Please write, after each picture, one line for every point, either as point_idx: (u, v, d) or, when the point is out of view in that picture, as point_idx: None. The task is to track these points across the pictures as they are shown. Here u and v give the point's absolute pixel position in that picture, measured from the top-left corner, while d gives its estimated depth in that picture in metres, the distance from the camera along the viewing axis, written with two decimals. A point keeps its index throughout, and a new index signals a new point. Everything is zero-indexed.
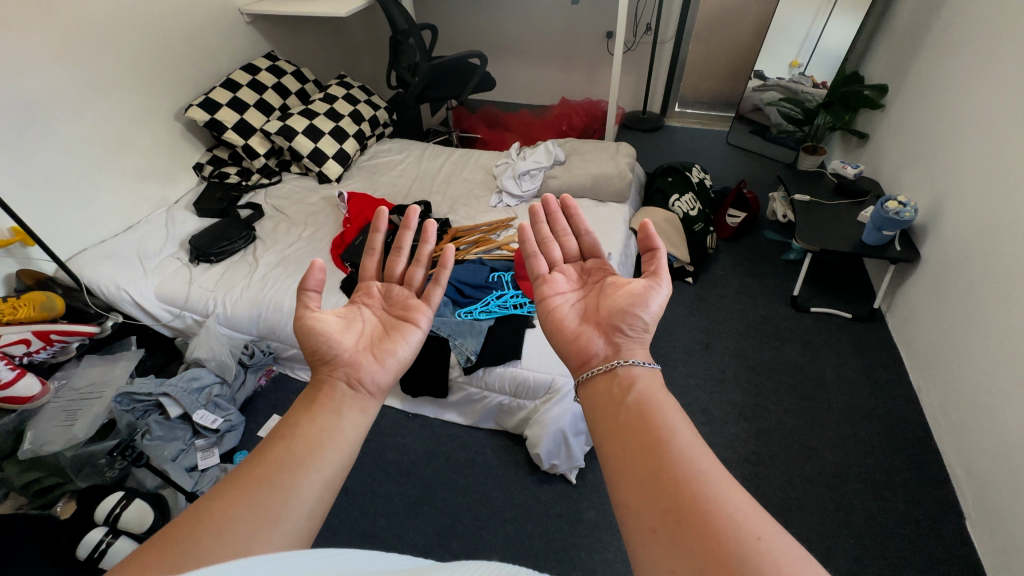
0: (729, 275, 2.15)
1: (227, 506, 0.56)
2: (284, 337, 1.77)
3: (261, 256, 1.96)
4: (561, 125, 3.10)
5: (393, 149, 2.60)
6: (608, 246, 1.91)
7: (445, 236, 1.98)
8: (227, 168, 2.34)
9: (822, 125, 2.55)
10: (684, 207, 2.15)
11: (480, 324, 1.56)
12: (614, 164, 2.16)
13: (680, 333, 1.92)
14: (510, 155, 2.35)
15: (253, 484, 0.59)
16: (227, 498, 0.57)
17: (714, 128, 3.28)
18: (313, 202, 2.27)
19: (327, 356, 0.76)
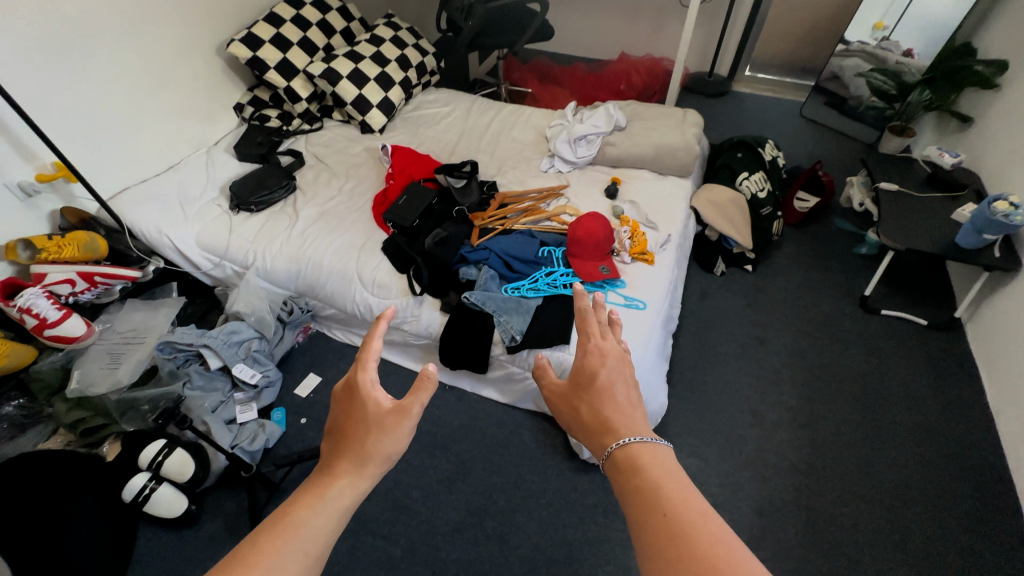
0: (792, 266, 2.00)
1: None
2: (323, 297, 1.73)
3: (301, 208, 1.90)
4: (619, 84, 2.87)
5: (439, 100, 2.45)
6: (667, 227, 1.77)
7: (493, 201, 1.86)
8: (268, 110, 2.25)
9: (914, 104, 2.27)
10: (752, 188, 1.96)
11: (528, 303, 1.49)
12: (681, 135, 1.98)
13: (735, 325, 1.80)
14: (565, 116, 2.18)
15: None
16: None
17: (786, 98, 2.98)
18: (355, 154, 2.17)
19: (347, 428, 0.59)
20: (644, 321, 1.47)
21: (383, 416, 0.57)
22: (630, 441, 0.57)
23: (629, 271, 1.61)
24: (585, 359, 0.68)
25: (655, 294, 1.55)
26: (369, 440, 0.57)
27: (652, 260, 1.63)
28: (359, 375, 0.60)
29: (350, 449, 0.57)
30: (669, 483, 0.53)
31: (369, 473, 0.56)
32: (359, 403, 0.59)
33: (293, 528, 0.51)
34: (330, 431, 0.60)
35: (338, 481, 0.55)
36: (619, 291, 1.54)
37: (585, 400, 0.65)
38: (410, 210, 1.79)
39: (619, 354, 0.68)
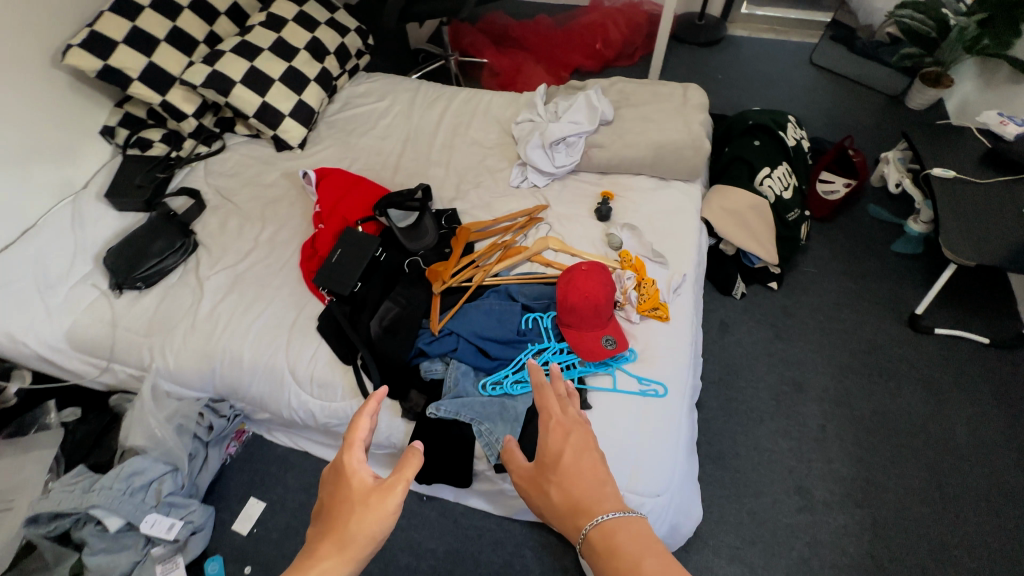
0: (824, 275, 1.66)
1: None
2: (251, 400, 1.34)
3: (206, 276, 1.45)
4: (594, 42, 2.34)
5: (372, 92, 1.92)
6: (679, 261, 1.40)
7: (453, 242, 1.44)
8: (148, 132, 1.72)
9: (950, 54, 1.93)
10: (776, 187, 1.57)
11: (516, 406, 1.14)
12: (684, 128, 1.55)
13: (766, 366, 1.49)
14: (535, 107, 1.70)
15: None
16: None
17: (791, 40, 2.51)
18: (271, 184, 1.68)
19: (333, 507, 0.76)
20: (668, 416, 1.13)
21: (365, 496, 0.75)
22: (600, 517, 0.78)
23: (639, 336, 1.25)
24: (552, 448, 0.86)
25: (675, 367, 1.21)
26: (352, 519, 0.73)
27: (667, 316, 1.27)
28: (349, 460, 0.78)
29: (336, 532, 0.73)
30: (631, 545, 0.75)
31: (350, 553, 0.72)
32: (347, 484, 0.76)
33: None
34: (320, 513, 0.76)
35: (321, 560, 0.71)
36: (630, 371, 1.19)
37: (560, 494, 0.82)
38: (348, 271, 1.37)
39: (578, 433, 0.88)
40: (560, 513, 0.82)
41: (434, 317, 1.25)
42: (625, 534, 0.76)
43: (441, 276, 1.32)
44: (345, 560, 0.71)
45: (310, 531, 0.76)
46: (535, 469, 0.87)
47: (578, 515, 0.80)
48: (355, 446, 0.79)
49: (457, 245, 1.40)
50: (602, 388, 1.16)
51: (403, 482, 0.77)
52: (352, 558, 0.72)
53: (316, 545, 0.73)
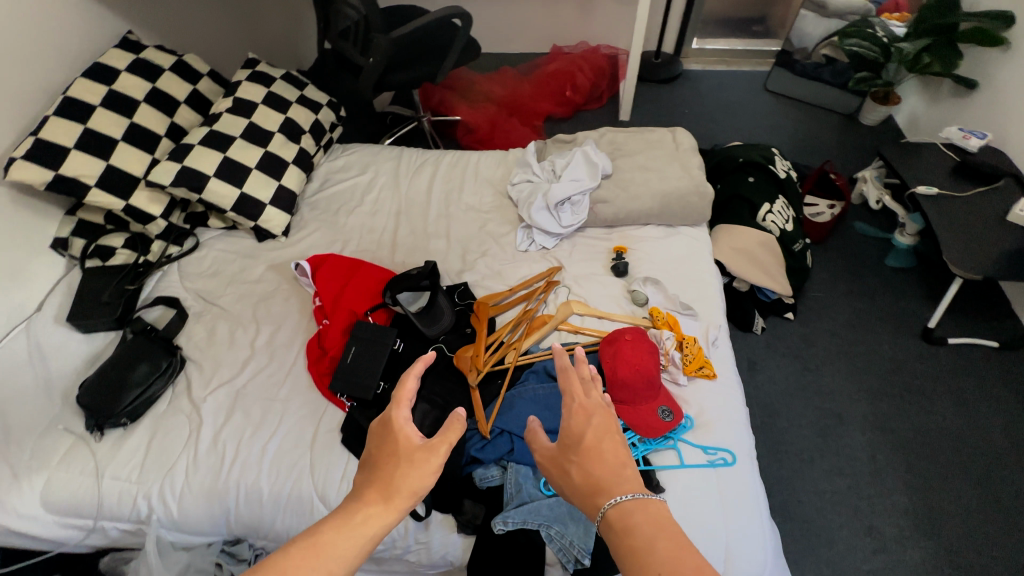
0: (832, 298, 1.69)
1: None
2: (274, 536, 1.18)
3: (202, 398, 1.29)
4: (562, 90, 2.36)
5: (352, 166, 1.83)
6: (707, 310, 1.38)
7: (473, 321, 1.35)
8: (109, 238, 1.54)
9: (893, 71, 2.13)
10: (778, 221, 1.60)
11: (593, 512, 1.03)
12: (684, 174, 1.56)
13: (802, 401, 1.48)
14: (530, 166, 1.67)
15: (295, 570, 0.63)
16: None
17: (743, 69, 2.64)
18: (258, 279, 1.54)
19: (376, 460, 0.73)
20: (742, 484, 1.09)
21: (411, 452, 0.72)
22: (621, 502, 0.69)
23: (690, 399, 1.21)
24: (576, 433, 0.77)
25: (736, 428, 1.17)
26: (398, 474, 0.71)
27: (714, 373, 1.23)
28: (396, 414, 0.75)
29: (381, 482, 0.70)
30: (654, 533, 0.67)
31: (393, 505, 0.69)
32: (393, 439, 0.74)
33: (327, 540, 0.66)
34: (366, 463, 0.74)
35: (366, 507, 0.69)
36: (692, 440, 1.14)
37: (576, 475, 0.75)
38: (369, 372, 1.26)
39: (603, 415, 0.78)
40: (575, 493, 0.75)
41: (479, 415, 1.15)
42: (648, 523, 0.68)
43: (475, 365, 1.22)
44: (390, 512, 0.69)
45: (356, 478, 0.74)
46: (554, 448, 0.78)
47: (596, 497, 0.72)
48: (403, 402, 0.76)
49: (480, 326, 1.31)
50: (670, 466, 1.11)
51: (449, 445, 0.74)
52: (396, 511, 0.69)
53: (359, 495, 0.71)
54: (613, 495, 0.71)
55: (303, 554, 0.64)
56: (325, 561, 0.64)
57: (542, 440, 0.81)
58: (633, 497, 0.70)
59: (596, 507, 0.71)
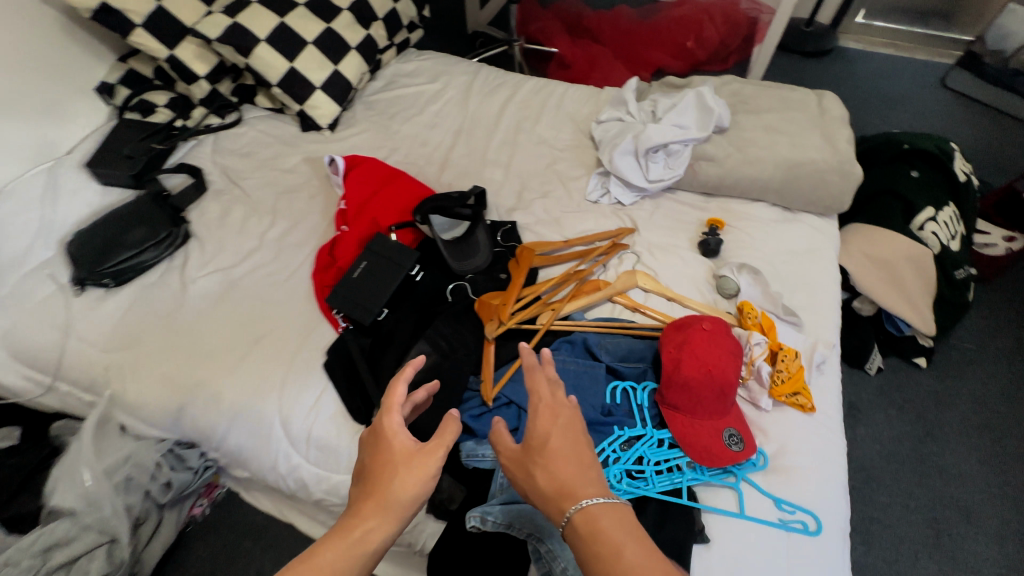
0: (986, 354, 1.26)
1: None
2: (226, 452, 1.01)
3: (193, 278, 1.14)
4: (684, 40, 1.96)
5: (423, 72, 1.61)
6: (817, 323, 1.02)
7: (512, 268, 1.11)
8: (153, 94, 1.43)
9: None
10: (941, 233, 1.18)
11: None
12: (826, 146, 1.18)
13: (918, 478, 1.10)
14: (626, 104, 1.35)
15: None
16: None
17: (915, 57, 2.11)
18: (290, 170, 1.37)
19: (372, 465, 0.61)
20: (823, 564, 0.77)
21: (410, 451, 0.60)
22: (588, 504, 0.56)
23: (770, 431, 0.89)
24: (541, 433, 0.62)
25: (827, 488, 0.83)
26: (399, 481, 0.58)
27: (811, 406, 0.89)
28: (389, 411, 0.63)
29: (379, 494, 0.58)
30: (626, 538, 0.54)
31: (398, 520, 0.57)
32: (388, 439, 0.61)
33: (322, 569, 0.53)
34: (359, 474, 0.61)
35: (364, 523, 0.56)
36: (761, 485, 0.83)
37: (541, 480, 0.59)
38: (375, 294, 1.04)
39: (567, 410, 0.64)
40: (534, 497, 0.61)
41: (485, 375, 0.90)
42: (617, 532, 0.55)
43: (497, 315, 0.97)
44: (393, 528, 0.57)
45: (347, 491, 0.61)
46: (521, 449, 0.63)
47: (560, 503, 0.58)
48: (394, 405, 0.63)
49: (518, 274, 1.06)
50: (723, 511, 0.81)
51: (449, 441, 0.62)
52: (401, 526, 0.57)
53: (353, 512, 0.58)
54: (580, 501, 0.57)
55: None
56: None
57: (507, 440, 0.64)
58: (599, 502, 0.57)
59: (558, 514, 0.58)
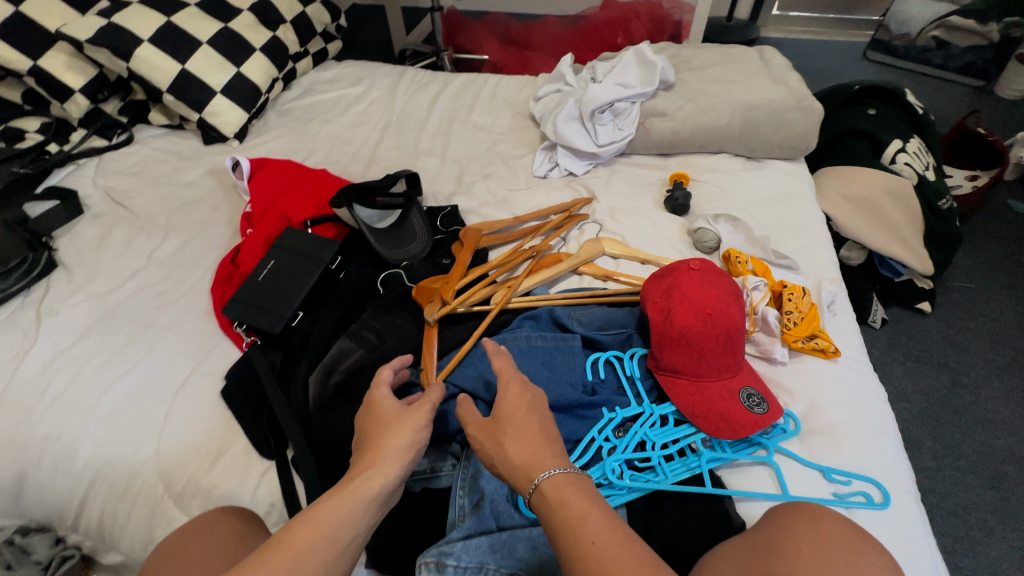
0: (989, 292, 1.15)
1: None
2: (85, 534, 0.73)
3: (53, 311, 0.89)
4: (613, 38, 1.86)
5: (343, 78, 1.48)
6: (813, 264, 0.88)
7: (457, 249, 0.93)
8: (22, 120, 1.21)
9: None
10: (915, 164, 1.10)
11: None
12: (778, 87, 1.10)
13: (959, 434, 0.95)
14: (563, 76, 1.25)
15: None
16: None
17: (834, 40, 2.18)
18: (190, 184, 1.17)
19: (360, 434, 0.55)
20: (903, 543, 0.58)
21: (397, 410, 0.55)
22: (553, 476, 0.46)
23: (793, 387, 0.72)
24: (506, 400, 0.54)
25: (882, 445, 0.66)
26: (391, 433, 0.53)
27: (834, 350, 0.73)
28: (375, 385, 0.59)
29: (371, 446, 0.52)
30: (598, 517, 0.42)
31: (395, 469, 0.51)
32: (375, 407, 0.57)
33: (325, 524, 0.45)
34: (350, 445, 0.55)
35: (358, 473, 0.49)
36: (800, 454, 0.65)
37: (496, 450, 0.51)
38: (286, 296, 0.83)
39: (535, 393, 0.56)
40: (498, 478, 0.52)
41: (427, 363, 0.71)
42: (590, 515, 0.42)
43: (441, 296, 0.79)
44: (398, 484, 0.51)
45: None
46: (479, 420, 0.54)
47: (516, 472, 0.48)
48: (382, 378, 0.60)
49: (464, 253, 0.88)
50: (761, 496, 0.61)
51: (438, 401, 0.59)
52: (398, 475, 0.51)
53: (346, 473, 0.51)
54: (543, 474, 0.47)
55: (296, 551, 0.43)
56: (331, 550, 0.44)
57: (470, 413, 0.55)
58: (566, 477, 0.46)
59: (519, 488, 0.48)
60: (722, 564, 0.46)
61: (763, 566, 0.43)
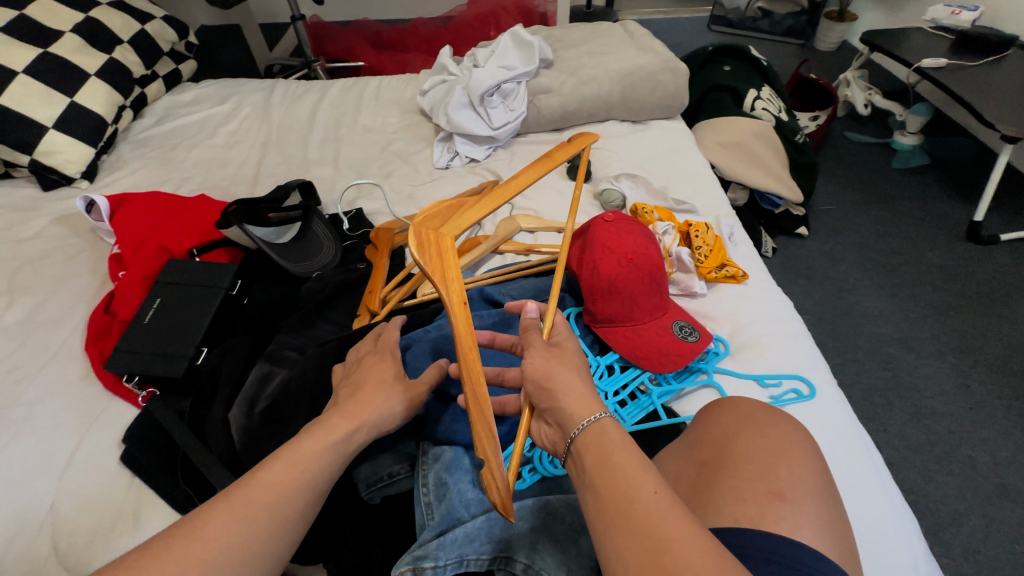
0: (847, 211, 1.33)
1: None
2: None
3: None
4: (486, 32, 1.88)
5: (206, 99, 1.35)
6: (708, 204, 0.96)
7: (413, 237, 0.51)
8: None
9: None
10: (770, 108, 1.24)
11: (582, 541, 0.52)
12: (646, 53, 1.18)
13: (851, 331, 1.08)
14: (445, 68, 1.24)
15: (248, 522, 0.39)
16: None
17: (681, 17, 2.40)
18: (33, 237, 0.99)
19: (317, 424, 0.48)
20: (832, 425, 0.64)
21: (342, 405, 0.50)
22: (606, 422, 0.41)
23: (716, 314, 0.77)
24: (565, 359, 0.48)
25: (800, 346, 0.72)
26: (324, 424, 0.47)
27: (742, 273, 0.80)
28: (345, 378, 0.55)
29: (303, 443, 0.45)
30: (644, 472, 0.38)
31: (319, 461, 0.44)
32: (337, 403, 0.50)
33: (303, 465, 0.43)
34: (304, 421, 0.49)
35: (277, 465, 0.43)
36: (735, 370, 0.70)
37: (552, 373, 0.46)
38: (182, 333, 0.73)
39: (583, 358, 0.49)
40: (539, 407, 0.47)
41: (481, 422, 0.44)
42: (637, 468, 0.38)
43: (449, 303, 0.47)
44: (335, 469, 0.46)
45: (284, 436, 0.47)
46: (544, 345, 0.49)
47: (572, 405, 0.43)
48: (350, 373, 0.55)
49: (449, 237, 0.50)
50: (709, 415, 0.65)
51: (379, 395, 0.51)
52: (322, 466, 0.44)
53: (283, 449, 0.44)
54: (597, 426, 0.41)
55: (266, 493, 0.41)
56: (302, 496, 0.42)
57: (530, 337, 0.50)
58: (620, 437, 0.41)
59: (563, 423, 0.43)
60: (669, 465, 0.54)
61: (705, 462, 0.51)
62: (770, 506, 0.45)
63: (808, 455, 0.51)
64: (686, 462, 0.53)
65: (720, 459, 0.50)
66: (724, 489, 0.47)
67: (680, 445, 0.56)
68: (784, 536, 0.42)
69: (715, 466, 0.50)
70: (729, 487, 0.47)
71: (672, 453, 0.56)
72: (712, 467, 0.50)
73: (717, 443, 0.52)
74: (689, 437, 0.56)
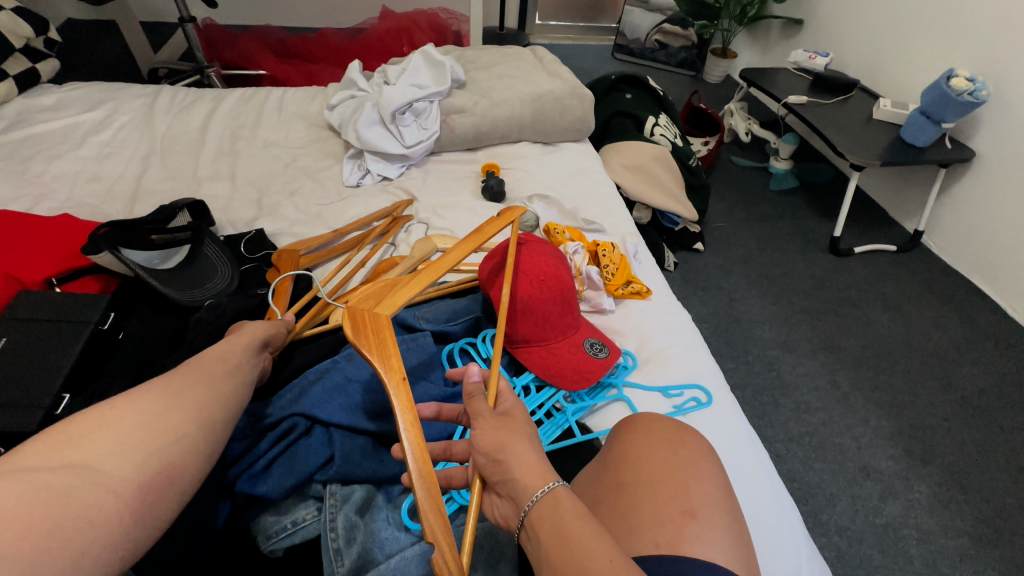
0: (735, 227, 1.48)
1: (146, 428, 0.40)
2: None
3: None
4: (399, 47, 1.85)
5: (72, 103, 1.18)
6: (615, 224, 1.02)
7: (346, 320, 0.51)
8: None
9: (726, 26, 2.19)
10: (668, 134, 1.35)
11: (502, 567, 0.52)
12: (554, 78, 1.23)
13: (742, 337, 1.20)
14: (355, 83, 1.20)
15: (193, 386, 0.46)
16: (141, 431, 0.40)
17: (588, 43, 2.55)
18: None
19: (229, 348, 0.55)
20: (726, 427, 0.70)
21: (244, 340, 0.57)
22: (558, 491, 0.40)
23: (624, 329, 0.81)
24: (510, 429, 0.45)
25: (697, 356, 0.78)
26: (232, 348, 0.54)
27: (646, 289, 0.86)
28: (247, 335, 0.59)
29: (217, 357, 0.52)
30: (598, 540, 0.37)
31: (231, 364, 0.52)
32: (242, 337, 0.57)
33: (217, 362, 0.51)
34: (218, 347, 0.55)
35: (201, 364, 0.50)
36: (643, 383, 0.74)
37: (504, 446, 0.44)
38: (36, 378, 0.62)
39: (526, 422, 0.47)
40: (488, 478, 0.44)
41: (428, 500, 0.42)
42: (592, 537, 0.37)
43: (388, 379, 0.46)
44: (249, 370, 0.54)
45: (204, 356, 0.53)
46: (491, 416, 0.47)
47: (525, 476, 0.41)
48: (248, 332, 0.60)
49: (386, 315, 0.50)
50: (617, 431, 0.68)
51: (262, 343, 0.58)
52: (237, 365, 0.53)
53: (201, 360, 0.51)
54: (549, 495, 0.40)
55: (196, 377, 0.48)
56: (228, 374, 0.50)
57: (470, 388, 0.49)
58: (572, 504, 0.40)
59: (517, 495, 0.41)
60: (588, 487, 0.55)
61: (621, 484, 0.52)
62: (686, 525, 0.48)
63: (713, 471, 0.54)
64: (603, 485, 0.54)
65: (636, 479, 0.52)
66: (642, 513, 0.49)
67: (599, 465, 0.57)
68: (700, 559, 0.45)
69: (630, 486, 0.52)
70: (645, 509, 0.50)
71: (590, 476, 0.56)
72: (629, 490, 0.51)
73: (633, 464, 0.53)
74: (606, 458, 0.57)
